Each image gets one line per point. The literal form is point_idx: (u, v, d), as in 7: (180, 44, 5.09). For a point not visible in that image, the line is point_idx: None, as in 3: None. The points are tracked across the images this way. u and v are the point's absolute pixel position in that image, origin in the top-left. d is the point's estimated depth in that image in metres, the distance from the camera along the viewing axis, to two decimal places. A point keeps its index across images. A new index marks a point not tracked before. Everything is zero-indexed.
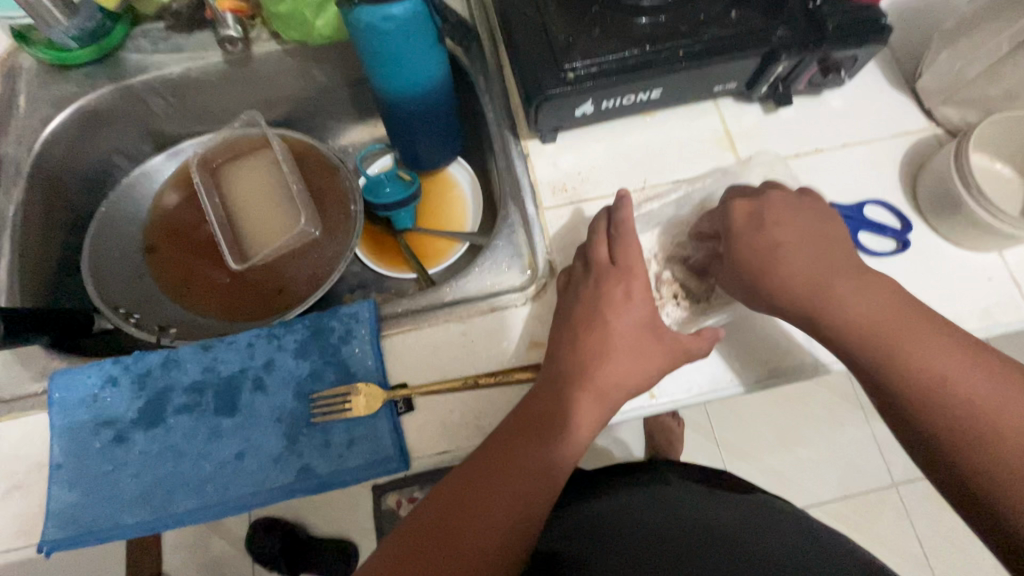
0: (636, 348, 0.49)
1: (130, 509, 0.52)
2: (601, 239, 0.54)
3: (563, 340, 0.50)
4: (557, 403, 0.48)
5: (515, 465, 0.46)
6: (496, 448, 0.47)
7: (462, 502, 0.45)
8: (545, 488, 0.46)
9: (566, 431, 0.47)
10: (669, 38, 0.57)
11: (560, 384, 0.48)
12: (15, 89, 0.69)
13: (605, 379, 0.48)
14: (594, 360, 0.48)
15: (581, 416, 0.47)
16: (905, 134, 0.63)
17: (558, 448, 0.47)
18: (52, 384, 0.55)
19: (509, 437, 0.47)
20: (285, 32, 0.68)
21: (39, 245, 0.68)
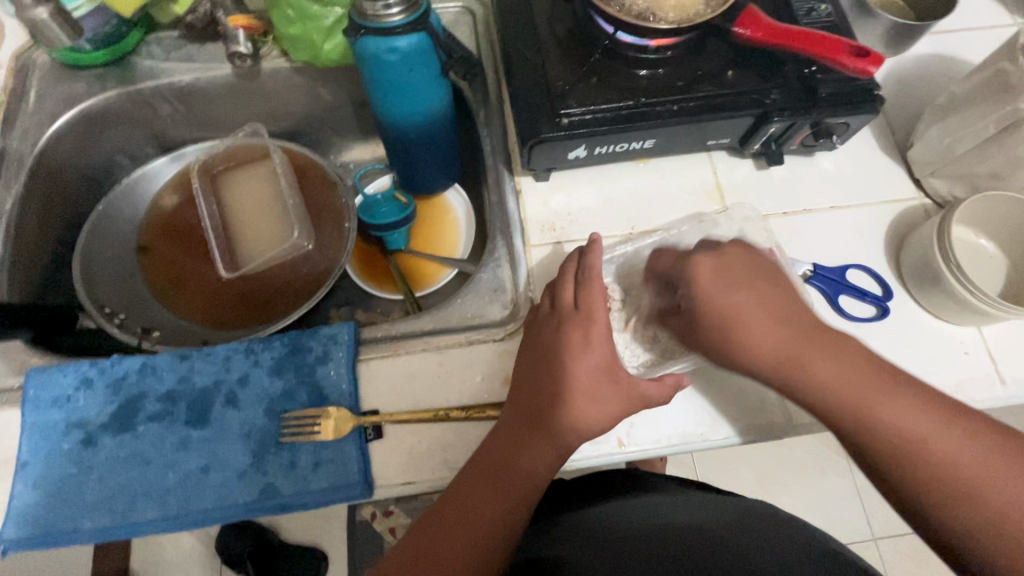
0: (594, 394, 0.48)
1: (90, 514, 0.52)
2: (568, 283, 0.53)
3: (529, 379, 0.50)
4: (516, 445, 0.48)
5: (468, 510, 0.46)
6: (454, 494, 0.48)
7: (421, 550, 0.46)
8: (503, 536, 0.46)
9: (522, 474, 0.47)
10: (665, 92, 0.58)
11: (521, 426, 0.48)
12: (27, 84, 0.71)
13: (568, 420, 0.47)
14: (561, 402, 0.48)
15: (539, 459, 0.47)
16: (893, 201, 0.64)
17: (516, 493, 0.47)
18: (29, 381, 0.56)
19: (468, 483, 0.48)
20: (294, 52, 0.69)
21: (33, 238, 0.68)
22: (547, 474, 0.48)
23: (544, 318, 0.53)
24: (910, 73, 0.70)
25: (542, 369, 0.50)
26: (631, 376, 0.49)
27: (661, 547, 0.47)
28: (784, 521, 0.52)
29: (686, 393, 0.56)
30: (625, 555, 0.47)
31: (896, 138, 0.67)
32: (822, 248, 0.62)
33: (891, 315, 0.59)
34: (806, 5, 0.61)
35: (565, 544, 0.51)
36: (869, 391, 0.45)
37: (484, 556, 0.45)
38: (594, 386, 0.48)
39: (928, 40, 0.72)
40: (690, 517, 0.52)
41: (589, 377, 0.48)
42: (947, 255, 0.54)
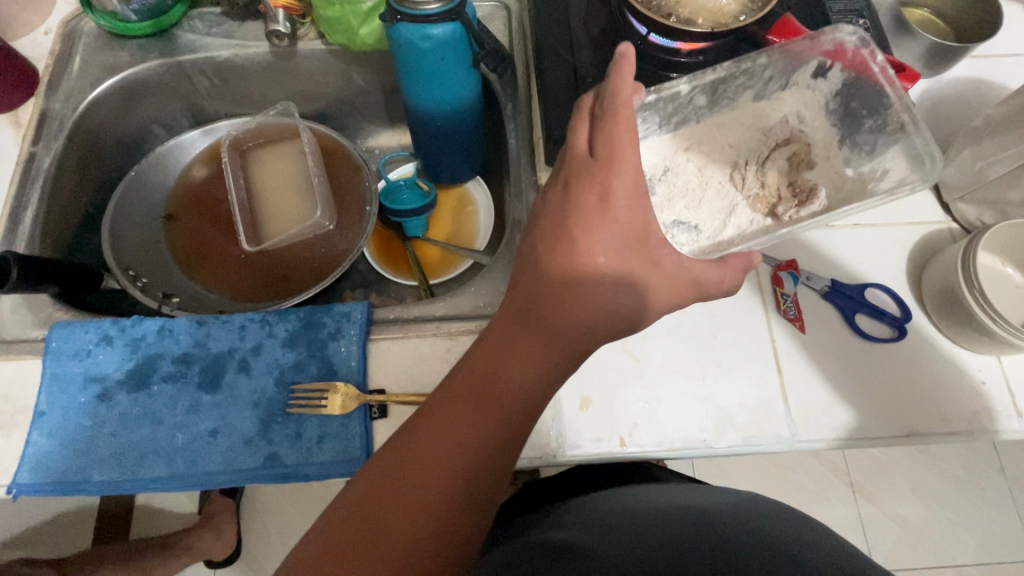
0: (622, 272, 0.43)
1: (100, 466, 0.53)
2: (582, 124, 0.46)
3: (528, 277, 0.45)
4: (507, 354, 0.44)
5: (458, 407, 0.43)
6: (435, 412, 0.43)
7: (392, 479, 0.41)
8: (491, 459, 0.42)
9: (511, 369, 0.43)
10: (693, 97, 0.58)
11: (514, 330, 0.44)
12: (73, 50, 0.74)
13: (568, 321, 0.44)
14: (569, 298, 0.43)
15: (535, 363, 0.44)
16: (918, 224, 0.63)
17: (505, 408, 0.43)
18: (53, 334, 0.58)
19: (452, 399, 0.44)
20: (330, 35, 0.71)
21: (67, 198, 0.70)
22: (540, 384, 0.44)
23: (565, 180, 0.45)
24: (944, 95, 0.69)
25: (545, 263, 0.44)
26: (674, 259, 0.45)
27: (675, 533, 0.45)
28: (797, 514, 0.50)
29: (693, 397, 0.56)
30: (638, 539, 0.46)
31: None
32: (841, 264, 0.61)
33: (907, 337, 0.58)
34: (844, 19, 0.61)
35: (566, 528, 0.51)
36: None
37: (466, 481, 0.41)
38: (606, 274, 0.43)
39: (965, 64, 0.70)
40: (694, 501, 0.52)
41: (616, 262, 0.43)
42: (971, 280, 0.53)
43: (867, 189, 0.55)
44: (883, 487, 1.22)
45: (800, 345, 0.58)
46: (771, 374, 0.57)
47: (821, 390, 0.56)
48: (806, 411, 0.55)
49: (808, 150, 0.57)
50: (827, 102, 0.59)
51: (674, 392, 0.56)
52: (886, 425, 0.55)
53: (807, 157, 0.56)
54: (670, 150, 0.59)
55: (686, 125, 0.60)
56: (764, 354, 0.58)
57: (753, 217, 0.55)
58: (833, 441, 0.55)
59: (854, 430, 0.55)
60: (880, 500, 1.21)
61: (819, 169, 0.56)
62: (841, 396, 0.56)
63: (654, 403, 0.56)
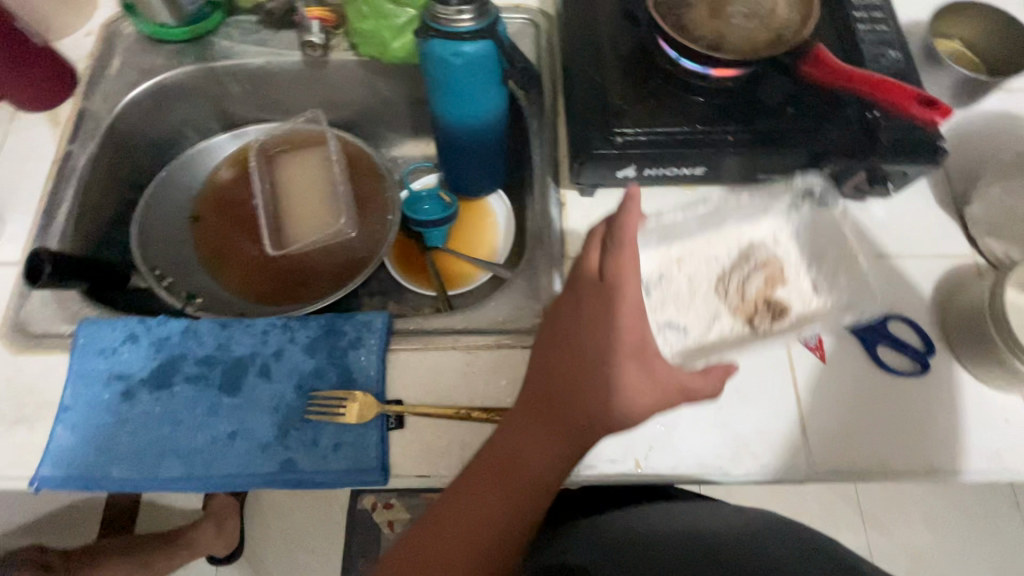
0: (611, 380, 0.46)
1: (120, 463, 0.54)
2: (594, 250, 0.50)
3: (544, 369, 0.48)
4: (526, 442, 0.47)
5: (478, 492, 0.47)
6: (461, 494, 0.47)
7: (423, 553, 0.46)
8: (510, 541, 0.46)
9: (527, 460, 0.47)
10: (720, 122, 0.58)
11: (532, 418, 0.47)
12: (112, 52, 0.76)
13: (578, 416, 0.46)
14: (578, 398, 0.46)
15: (549, 455, 0.47)
16: (943, 257, 0.62)
17: (523, 494, 0.46)
18: (81, 330, 0.59)
19: (476, 482, 0.47)
20: (362, 47, 0.72)
21: (98, 196, 0.72)
22: (555, 471, 0.47)
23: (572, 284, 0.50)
24: (974, 128, 0.68)
25: (560, 359, 0.48)
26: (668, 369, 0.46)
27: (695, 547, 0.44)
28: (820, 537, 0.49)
29: (710, 422, 0.56)
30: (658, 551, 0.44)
31: (954, 192, 0.66)
32: None
33: (930, 371, 0.58)
34: (875, 50, 0.61)
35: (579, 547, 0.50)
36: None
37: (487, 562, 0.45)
38: (612, 380, 0.45)
39: (996, 97, 0.70)
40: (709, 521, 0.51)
41: (617, 368, 0.45)
42: (998, 317, 0.53)
43: (841, 315, 0.57)
44: (894, 518, 1.20)
45: (820, 374, 0.57)
46: (789, 402, 0.56)
47: (840, 421, 0.56)
48: (825, 441, 0.55)
49: (783, 272, 0.60)
50: (807, 223, 0.61)
51: (691, 416, 0.56)
52: (905, 459, 0.54)
53: (781, 277, 0.60)
54: (665, 257, 0.61)
55: (679, 238, 0.62)
56: (783, 381, 0.57)
57: (734, 326, 0.58)
58: (852, 473, 0.54)
59: (873, 463, 0.54)
60: (891, 530, 1.19)
61: (792, 290, 0.59)
62: (859, 427, 0.56)
63: (671, 427, 0.55)
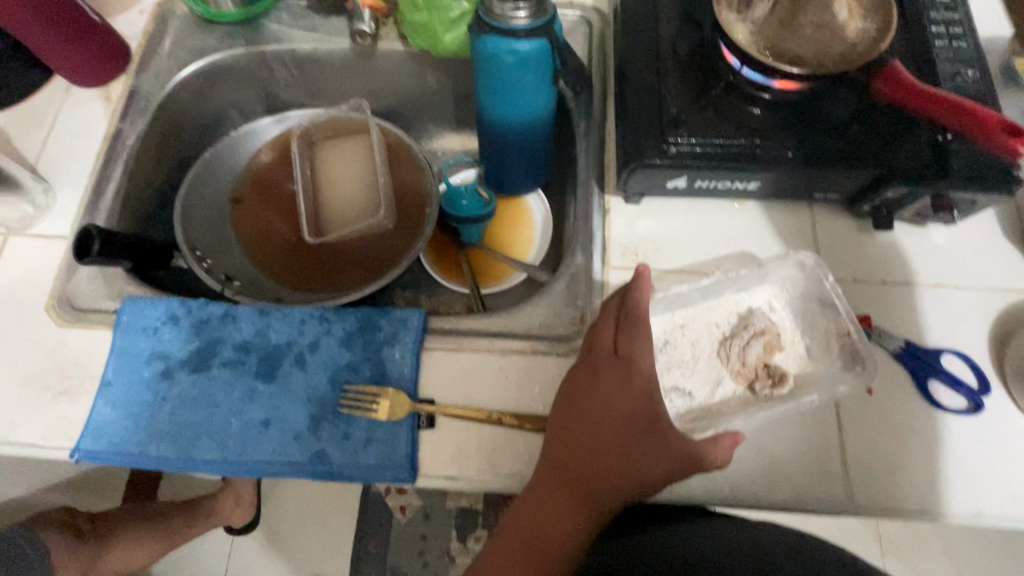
0: (625, 454, 0.48)
1: (158, 442, 0.55)
2: (606, 326, 0.53)
3: (562, 441, 0.50)
4: (552, 512, 0.48)
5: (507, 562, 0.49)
6: (490, 561, 0.49)
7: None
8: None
9: (552, 533, 0.48)
10: (781, 136, 0.56)
11: (556, 489, 0.49)
12: (165, 31, 0.76)
13: (600, 486, 0.48)
14: (598, 469, 0.48)
15: (574, 530, 0.48)
16: (1005, 291, 0.59)
17: (552, 565, 0.48)
18: (124, 307, 0.60)
19: (503, 548, 0.49)
20: (413, 39, 0.71)
21: (145, 174, 0.73)
22: (581, 538, 0.48)
23: (579, 365, 0.53)
24: None
25: (577, 432, 0.50)
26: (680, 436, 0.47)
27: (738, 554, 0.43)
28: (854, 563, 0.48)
29: (746, 447, 0.54)
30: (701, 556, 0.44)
31: (1022, 223, 0.62)
32: (918, 325, 0.58)
33: (983, 411, 0.55)
34: (952, 69, 0.57)
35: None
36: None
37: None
38: (628, 450, 0.48)
39: None
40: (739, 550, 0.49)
41: (632, 440, 0.48)
42: None
43: (836, 384, 0.54)
44: (915, 546, 1.17)
45: (865, 405, 0.55)
46: (831, 431, 0.55)
47: (883, 454, 0.54)
48: (865, 474, 0.53)
49: (779, 337, 0.57)
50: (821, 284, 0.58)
51: None
52: (948, 500, 0.52)
53: (779, 342, 0.56)
54: (668, 321, 0.58)
55: (681, 304, 0.58)
56: (825, 409, 0.55)
57: (737, 389, 0.55)
58: (891, 511, 0.52)
59: (915, 503, 0.52)
60: (911, 559, 1.16)
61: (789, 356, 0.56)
62: (902, 462, 0.54)
63: None
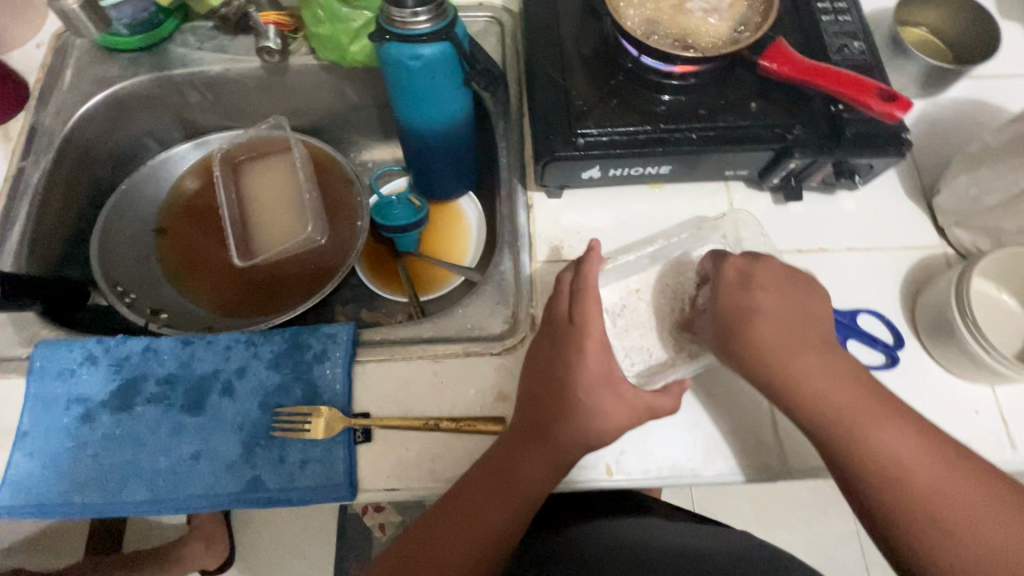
0: (593, 407, 0.48)
1: (82, 489, 0.53)
2: (563, 295, 0.53)
3: (535, 391, 0.50)
4: (522, 458, 0.48)
5: (475, 500, 0.48)
6: (458, 504, 0.48)
7: (423, 554, 0.48)
8: (506, 543, 0.48)
9: (524, 465, 0.48)
10: (686, 119, 0.57)
11: (526, 436, 0.49)
12: (65, 64, 0.73)
13: (569, 434, 0.48)
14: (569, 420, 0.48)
15: (541, 473, 0.48)
16: (913, 249, 0.62)
17: (516, 503, 0.48)
18: (37, 353, 0.58)
19: (471, 493, 0.48)
20: (321, 51, 0.70)
21: (56, 213, 0.70)
22: (548, 485, 0.49)
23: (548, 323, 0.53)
24: (942, 117, 0.68)
25: (547, 384, 0.50)
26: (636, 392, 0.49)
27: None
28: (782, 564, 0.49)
29: (681, 424, 0.55)
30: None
31: (922, 183, 0.65)
32: (835, 288, 0.60)
33: (900, 365, 0.57)
34: (839, 42, 0.60)
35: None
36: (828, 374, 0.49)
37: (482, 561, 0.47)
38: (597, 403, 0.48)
39: (964, 85, 0.70)
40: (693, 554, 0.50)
41: (597, 391, 0.48)
42: (964, 310, 0.52)
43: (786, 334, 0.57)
44: None
45: None
46: (761, 403, 0.56)
47: None
48: (796, 440, 0.55)
49: None
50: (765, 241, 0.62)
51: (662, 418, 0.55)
52: None
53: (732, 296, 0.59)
54: (624, 289, 0.61)
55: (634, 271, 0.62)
56: (753, 379, 0.57)
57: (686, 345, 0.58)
58: (824, 471, 0.54)
59: None
60: None
61: None
62: None
63: (642, 430, 0.55)
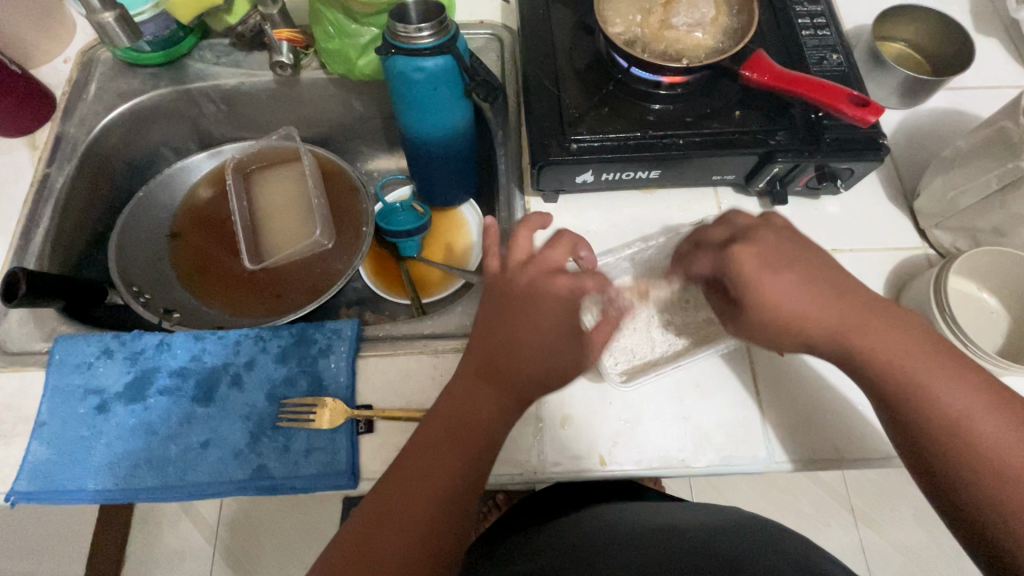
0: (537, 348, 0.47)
1: (96, 476, 0.55)
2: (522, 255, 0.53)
3: (479, 335, 0.49)
4: (466, 401, 0.47)
5: (438, 444, 0.46)
6: (409, 459, 0.46)
7: (378, 519, 0.43)
8: (460, 494, 0.45)
9: (477, 407, 0.46)
10: (674, 126, 0.60)
11: (470, 380, 0.48)
12: (90, 78, 0.78)
13: (521, 375, 0.47)
14: (519, 363, 0.47)
15: (497, 415, 0.47)
16: (896, 250, 0.65)
17: (475, 448, 0.46)
18: (56, 346, 0.61)
19: (419, 444, 0.46)
20: (330, 65, 0.75)
21: (77, 217, 0.74)
22: (503, 428, 0.47)
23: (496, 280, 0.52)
24: (920, 124, 0.72)
25: (497, 331, 0.48)
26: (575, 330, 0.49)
27: (677, 546, 0.46)
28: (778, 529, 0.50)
29: (671, 415, 0.57)
30: (646, 550, 0.46)
31: (903, 187, 0.68)
32: None
33: None
34: (818, 54, 0.63)
35: (557, 549, 0.50)
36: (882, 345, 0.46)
37: (437, 517, 0.43)
38: (549, 343, 0.47)
39: (941, 95, 0.73)
40: (682, 520, 0.52)
41: (555, 332, 0.47)
42: (943, 305, 0.54)
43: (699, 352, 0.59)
44: (885, 514, 1.20)
45: (777, 367, 0.59)
46: (748, 395, 0.58)
47: (799, 412, 0.57)
48: (784, 432, 0.57)
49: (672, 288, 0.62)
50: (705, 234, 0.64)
51: (652, 410, 0.57)
52: (860, 445, 0.56)
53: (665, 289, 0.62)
54: None
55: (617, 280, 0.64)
56: (742, 373, 0.59)
57: (672, 343, 0.61)
58: (810, 462, 0.56)
59: (830, 450, 0.56)
60: (882, 527, 1.19)
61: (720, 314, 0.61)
62: (815, 413, 0.57)
63: (633, 422, 0.57)
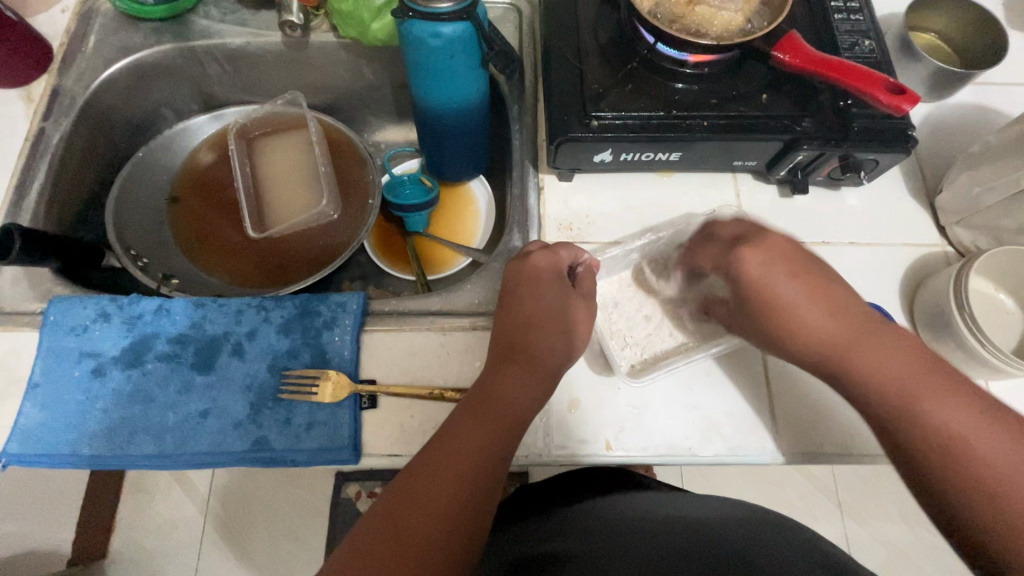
0: (549, 329, 0.53)
1: (90, 441, 0.54)
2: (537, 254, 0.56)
3: (508, 323, 0.54)
4: (502, 382, 0.50)
5: (466, 422, 0.47)
6: (446, 435, 0.46)
7: (409, 496, 0.43)
8: (494, 470, 0.45)
9: (501, 386, 0.49)
10: (698, 108, 0.58)
11: (503, 364, 0.51)
12: (89, 29, 0.75)
13: (539, 352, 0.52)
14: (534, 339, 0.52)
15: (520, 393, 0.49)
16: (914, 246, 0.63)
17: (500, 423, 0.47)
18: (51, 307, 0.59)
19: (457, 421, 0.47)
20: (343, 28, 0.72)
21: (73, 176, 0.71)
22: (529, 406, 0.49)
23: (511, 271, 0.56)
24: (947, 120, 0.70)
25: (512, 318, 0.54)
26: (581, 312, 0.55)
27: (689, 539, 0.45)
28: (785, 520, 0.50)
29: (680, 405, 0.56)
30: (662, 538, 0.46)
31: (925, 183, 0.67)
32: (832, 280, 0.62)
33: None
34: (850, 40, 0.61)
35: (563, 537, 0.49)
36: (870, 354, 0.45)
37: (473, 492, 0.44)
38: (559, 320, 0.53)
39: (969, 91, 0.71)
40: (689, 513, 0.51)
41: (575, 310, 0.55)
42: (961, 303, 0.53)
43: (706, 347, 0.58)
44: (872, 510, 1.22)
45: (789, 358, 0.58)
46: (759, 386, 0.57)
47: (808, 405, 0.56)
48: (792, 425, 0.56)
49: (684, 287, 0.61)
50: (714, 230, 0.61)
51: (660, 397, 0.57)
52: (869, 440, 0.55)
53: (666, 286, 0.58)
54: (622, 281, 0.63)
55: (629, 269, 0.63)
56: (754, 363, 0.58)
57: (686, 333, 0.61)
58: (816, 455, 0.55)
59: (838, 445, 0.55)
60: (869, 523, 1.20)
61: None
62: (825, 406, 0.56)
63: (642, 408, 0.56)
